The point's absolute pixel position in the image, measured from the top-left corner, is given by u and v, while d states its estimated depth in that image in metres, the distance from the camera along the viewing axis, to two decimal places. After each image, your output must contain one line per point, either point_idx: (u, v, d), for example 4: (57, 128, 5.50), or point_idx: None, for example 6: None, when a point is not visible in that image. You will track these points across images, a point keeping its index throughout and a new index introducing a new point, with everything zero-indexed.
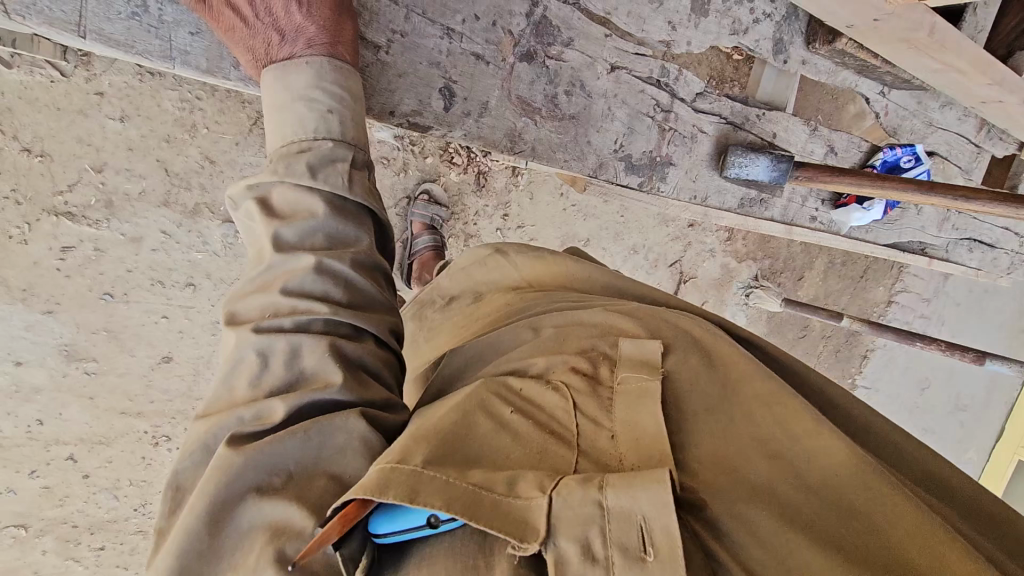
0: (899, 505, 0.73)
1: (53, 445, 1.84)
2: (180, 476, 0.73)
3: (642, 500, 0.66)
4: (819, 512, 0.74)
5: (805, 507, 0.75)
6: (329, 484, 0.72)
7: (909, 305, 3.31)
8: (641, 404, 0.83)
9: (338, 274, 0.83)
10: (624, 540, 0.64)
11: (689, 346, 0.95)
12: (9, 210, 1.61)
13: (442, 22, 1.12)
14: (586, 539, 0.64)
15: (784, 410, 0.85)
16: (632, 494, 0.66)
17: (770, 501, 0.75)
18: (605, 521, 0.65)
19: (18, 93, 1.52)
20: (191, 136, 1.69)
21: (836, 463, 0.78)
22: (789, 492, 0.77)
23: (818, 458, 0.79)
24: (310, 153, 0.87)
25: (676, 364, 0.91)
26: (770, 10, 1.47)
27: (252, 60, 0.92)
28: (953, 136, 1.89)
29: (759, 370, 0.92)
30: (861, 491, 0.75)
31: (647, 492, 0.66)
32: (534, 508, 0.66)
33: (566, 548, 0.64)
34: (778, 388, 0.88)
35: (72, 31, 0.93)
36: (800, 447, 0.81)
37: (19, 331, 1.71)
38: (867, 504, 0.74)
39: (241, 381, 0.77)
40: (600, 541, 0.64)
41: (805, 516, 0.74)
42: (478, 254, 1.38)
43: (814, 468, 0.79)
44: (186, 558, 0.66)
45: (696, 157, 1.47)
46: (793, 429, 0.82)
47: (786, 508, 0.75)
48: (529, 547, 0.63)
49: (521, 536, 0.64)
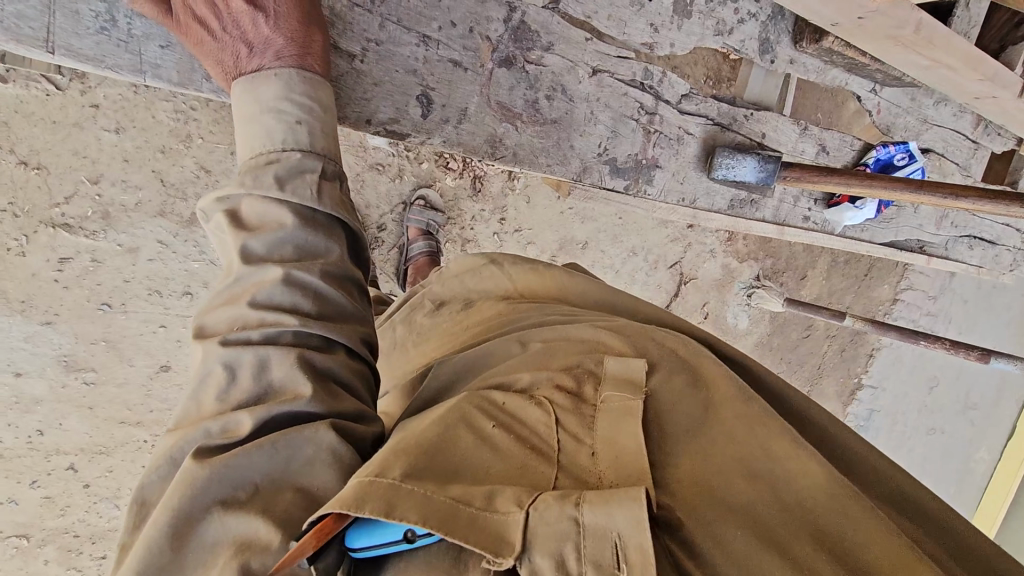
0: (878, 532, 0.71)
1: (54, 454, 1.84)
2: (146, 492, 0.74)
3: (618, 518, 0.64)
4: (797, 535, 0.72)
5: (780, 528, 0.73)
6: (295, 497, 0.72)
7: (915, 303, 3.27)
8: (623, 422, 0.81)
9: (308, 286, 0.83)
10: (599, 557, 0.63)
11: (675, 364, 0.94)
12: (7, 223, 1.62)
13: (419, 29, 1.12)
14: (561, 554, 0.63)
15: (768, 430, 0.83)
16: (608, 512, 0.64)
17: (745, 519, 0.74)
18: (581, 537, 0.64)
19: (14, 108, 1.53)
20: (186, 146, 1.71)
21: (813, 487, 0.77)
22: (767, 513, 0.75)
23: (796, 479, 0.78)
24: (278, 164, 0.87)
25: (660, 383, 0.90)
26: (754, 10, 1.47)
27: (222, 72, 0.93)
28: (949, 133, 1.87)
29: (742, 392, 0.90)
30: (838, 513, 0.74)
31: (623, 509, 0.64)
32: (510, 523, 0.66)
33: (541, 564, 0.63)
34: (761, 410, 0.87)
35: (42, 48, 0.93)
36: (780, 468, 0.79)
37: (19, 342, 1.72)
38: (841, 530, 0.73)
39: (210, 394, 0.77)
40: (575, 557, 0.63)
41: (783, 539, 0.72)
42: (467, 258, 1.35)
43: (792, 490, 0.77)
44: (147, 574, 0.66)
45: (683, 159, 1.46)
46: (773, 450, 0.81)
47: (765, 530, 0.73)
48: (504, 561, 0.63)
49: (496, 549, 0.63)
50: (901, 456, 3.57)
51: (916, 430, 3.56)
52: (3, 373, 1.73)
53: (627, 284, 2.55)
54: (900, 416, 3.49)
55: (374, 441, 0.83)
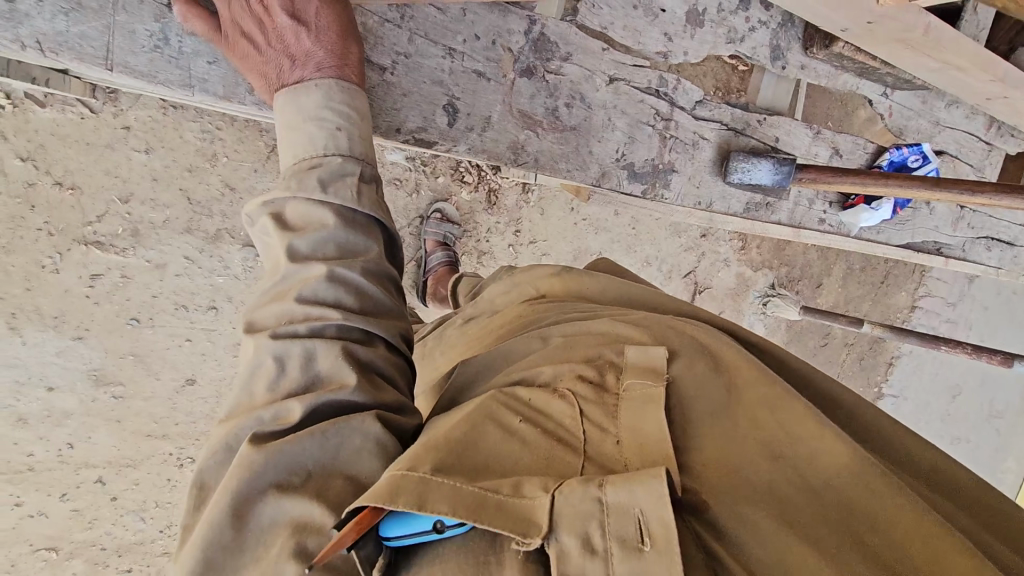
0: (897, 508, 0.73)
1: (83, 468, 1.88)
2: (205, 476, 0.77)
3: (639, 496, 0.67)
4: (819, 515, 0.74)
5: (805, 510, 0.75)
6: (345, 483, 0.75)
7: (934, 309, 3.24)
8: (646, 410, 0.83)
9: (349, 281, 0.87)
10: (623, 533, 0.65)
11: (696, 352, 0.94)
12: (42, 241, 1.68)
13: (444, 43, 1.17)
14: (586, 533, 0.66)
15: (787, 413, 0.84)
16: (629, 490, 0.67)
17: (770, 502, 0.76)
18: (604, 515, 0.66)
19: (51, 131, 1.61)
20: (213, 165, 1.77)
21: (836, 466, 0.78)
22: (792, 495, 0.76)
23: (818, 462, 0.79)
24: (321, 168, 0.92)
25: (682, 370, 0.90)
26: (765, 18, 1.51)
27: (266, 84, 0.98)
28: (962, 134, 1.89)
29: (766, 376, 0.90)
30: (862, 493, 0.75)
31: (644, 487, 0.67)
32: (538, 507, 0.68)
33: (568, 543, 0.65)
34: (783, 391, 0.87)
35: (101, 65, 0.99)
36: (802, 450, 0.80)
37: (51, 356, 1.77)
38: (868, 508, 0.74)
39: (260, 385, 0.80)
40: (599, 534, 0.66)
41: (808, 521, 0.74)
42: (501, 282, 1.41)
43: (815, 472, 0.78)
44: (209, 554, 0.69)
45: (698, 164, 1.49)
46: (794, 433, 0.82)
47: (789, 512, 0.74)
48: (532, 542, 0.65)
49: (524, 532, 0.66)
50: None
51: (939, 439, 3.50)
52: (34, 388, 1.78)
53: None
54: (922, 425, 3.44)
55: (416, 429, 0.86)
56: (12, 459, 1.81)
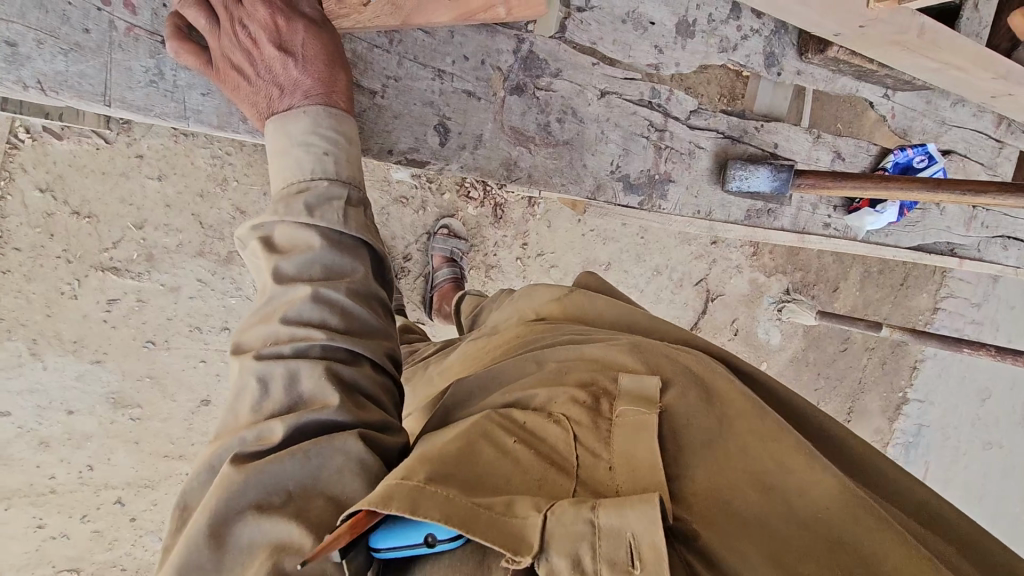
0: (886, 542, 0.73)
1: (103, 489, 1.91)
2: (189, 497, 0.79)
3: (632, 519, 0.66)
4: (803, 543, 0.74)
5: (792, 542, 0.74)
6: (327, 504, 0.76)
7: (958, 311, 3.16)
8: (640, 436, 0.83)
9: (333, 302, 0.88)
10: (613, 555, 0.65)
11: (689, 381, 0.94)
12: (61, 268, 1.73)
13: (433, 65, 1.19)
14: (577, 554, 0.65)
15: (780, 444, 0.84)
16: (622, 513, 0.67)
17: (759, 535, 0.75)
18: (596, 538, 0.66)
19: (69, 163, 1.67)
20: (223, 189, 1.82)
21: (826, 497, 0.78)
22: (780, 527, 0.76)
23: (805, 491, 0.79)
24: (308, 192, 0.94)
25: (675, 400, 0.90)
26: (757, 25, 1.51)
27: (257, 113, 1.01)
28: (970, 133, 1.87)
29: (756, 407, 0.91)
30: (847, 525, 0.75)
31: (636, 511, 0.67)
32: (530, 526, 0.68)
33: (558, 564, 0.65)
34: (773, 424, 0.88)
35: (99, 101, 1.03)
36: (792, 480, 0.81)
37: (71, 380, 1.81)
38: (855, 539, 0.74)
39: (245, 405, 0.82)
40: (590, 557, 0.65)
41: (795, 555, 0.73)
42: (503, 309, 1.42)
43: (806, 506, 0.78)
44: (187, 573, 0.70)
45: (696, 173, 1.49)
46: (786, 463, 0.82)
47: (776, 545, 0.74)
48: (522, 560, 0.65)
49: (514, 549, 0.65)
50: (957, 474, 3.40)
51: (970, 444, 3.40)
52: (55, 412, 1.81)
53: (651, 304, 2.54)
54: (951, 430, 3.34)
55: (399, 451, 0.87)
56: (35, 482, 1.84)
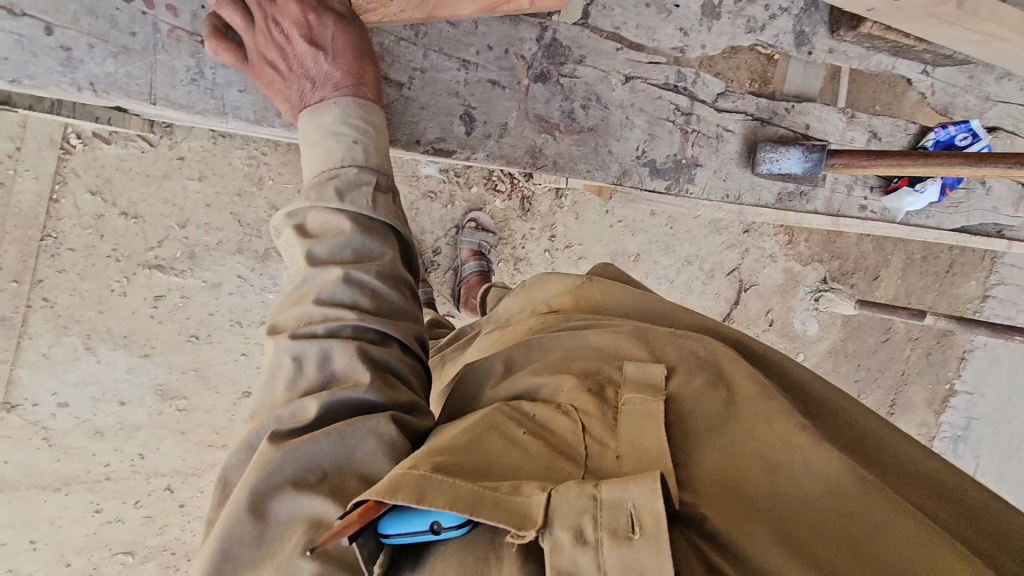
0: (899, 522, 0.72)
1: (153, 476, 2.01)
2: (228, 474, 0.83)
3: (633, 492, 0.66)
4: (813, 529, 0.73)
5: (803, 527, 0.73)
6: (360, 483, 0.79)
7: (1010, 298, 3.03)
8: (646, 423, 0.83)
9: (364, 285, 0.92)
10: (614, 524, 0.64)
11: (694, 367, 0.93)
12: (111, 267, 1.83)
13: (459, 56, 1.22)
14: (579, 527, 0.65)
15: (785, 425, 0.83)
16: (623, 486, 0.66)
17: (768, 519, 0.74)
18: (597, 510, 0.65)
19: (116, 166, 1.76)
20: (259, 188, 1.90)
21: (833, 475, 0.77)
22: (790, 510, 0.75)
23: (812, 472, 0.78)
24: (337, 179, 0.98)
25: (681, 385, 0.90)
26: (786, 5, 1.50)
27: (290, 107, 1.05)
28: (1017, 108, 1.79)
29: (761, 389, 0.89)
30: (856, 505, 0.74)
31: (638, 483, 0.66)
32: (533, 504, 0.68)
33: (561, 536, 0.65)
34: (780, 406, 0.86)
35: (146, 100, 1.09)
36: (800, 460, 0.79)
37: (121, 372, 1.90)
38: (871, 521, 0.73)
39: (280, 384, 0.86)
40: (591, 526, 0.65)
41: (807, 539, 0.72)
42: (511, 299, 1.39)
43: (817, 486, 0.77)
44: (228, 546, 0.74)
45: (724, 156, 1.47)
46: (793, 444, 0.80)
47: (786, 528, 0.73)
48: (528, 534, 0.66)
49: (519, 524, 0.66)
50: (1009, 469, 3.26)
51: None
52: (108, 403, 1.91)
53: (683, 294, 2.51)
54: (1003, 424, 3.20)
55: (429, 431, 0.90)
56: (91, 470, 1.95)
